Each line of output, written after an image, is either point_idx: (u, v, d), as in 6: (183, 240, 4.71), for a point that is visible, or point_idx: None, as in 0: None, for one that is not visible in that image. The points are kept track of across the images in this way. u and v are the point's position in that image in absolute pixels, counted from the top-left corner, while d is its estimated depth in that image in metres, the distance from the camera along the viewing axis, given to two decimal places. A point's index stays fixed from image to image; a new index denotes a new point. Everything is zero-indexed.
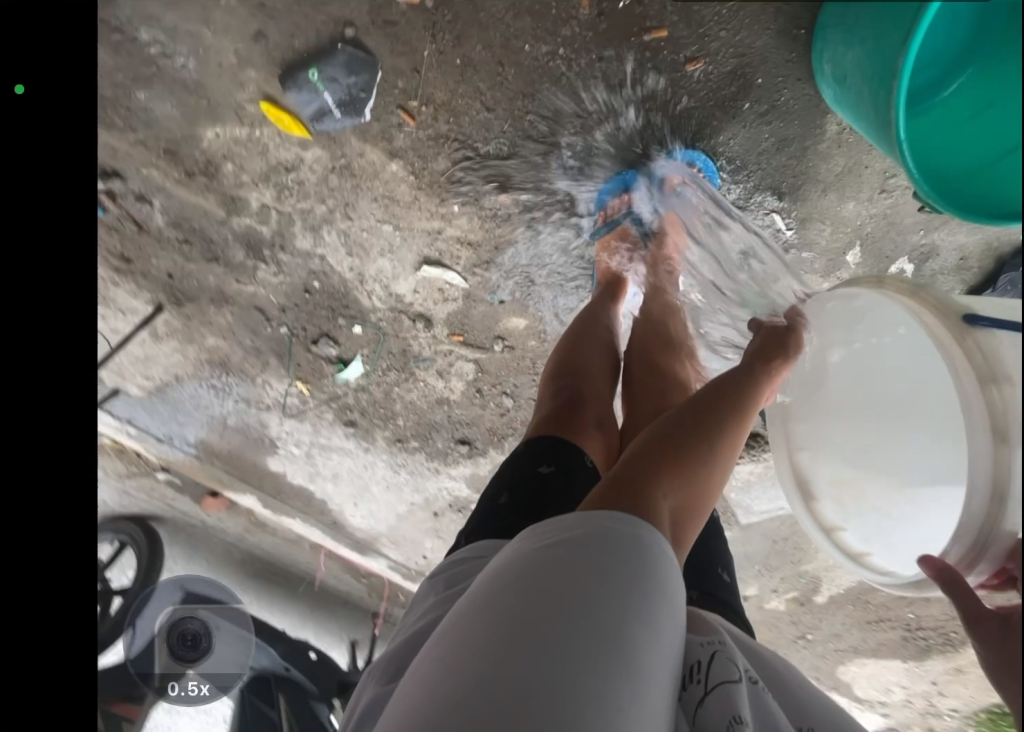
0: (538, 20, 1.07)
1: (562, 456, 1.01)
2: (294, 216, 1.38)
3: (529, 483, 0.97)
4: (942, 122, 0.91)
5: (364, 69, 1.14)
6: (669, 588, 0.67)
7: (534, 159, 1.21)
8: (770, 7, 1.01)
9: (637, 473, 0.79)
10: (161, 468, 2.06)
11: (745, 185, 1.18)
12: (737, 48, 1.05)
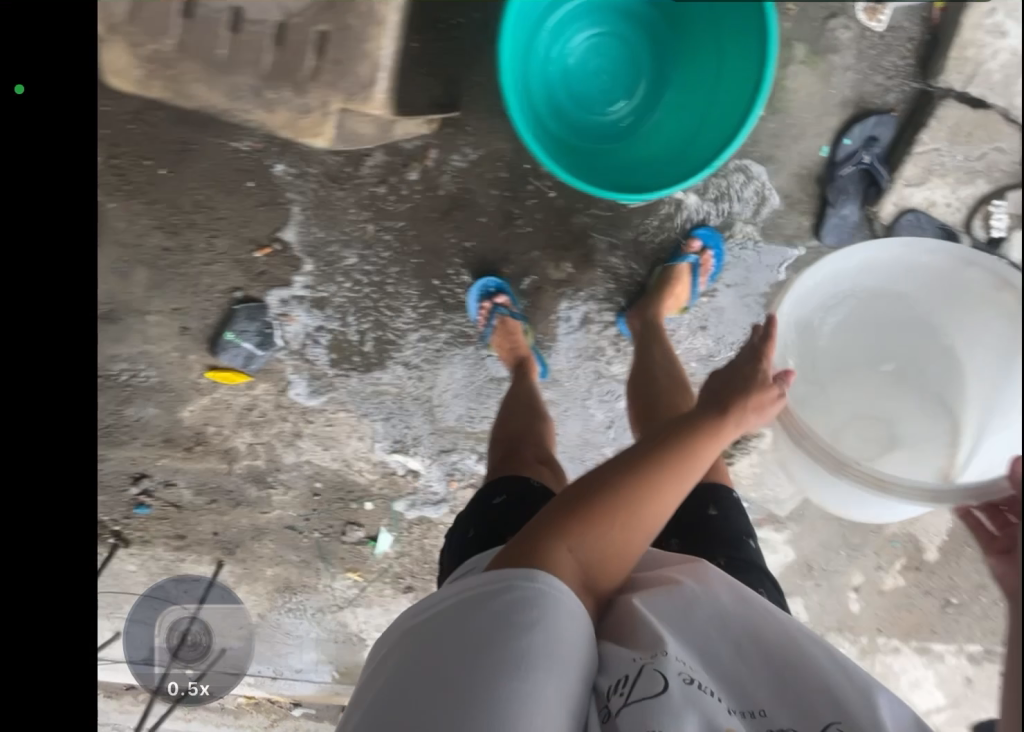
0: (352, 216, 1.32)
1: (515, 486, 1.07)
2: (274, 441, 1.63)
3: (485, 514, 1.02)
4: (674, 129, 1.12)
5: (260, 313, 1.43)
6: (556, 631, 0.73)
7: (412, 308, 1.42)
8: (501, 115, 1.26)
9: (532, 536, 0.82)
10: (295, 701, 2.06)
11: (576, 244, 1.32)
12: (498, 155, 1.28)
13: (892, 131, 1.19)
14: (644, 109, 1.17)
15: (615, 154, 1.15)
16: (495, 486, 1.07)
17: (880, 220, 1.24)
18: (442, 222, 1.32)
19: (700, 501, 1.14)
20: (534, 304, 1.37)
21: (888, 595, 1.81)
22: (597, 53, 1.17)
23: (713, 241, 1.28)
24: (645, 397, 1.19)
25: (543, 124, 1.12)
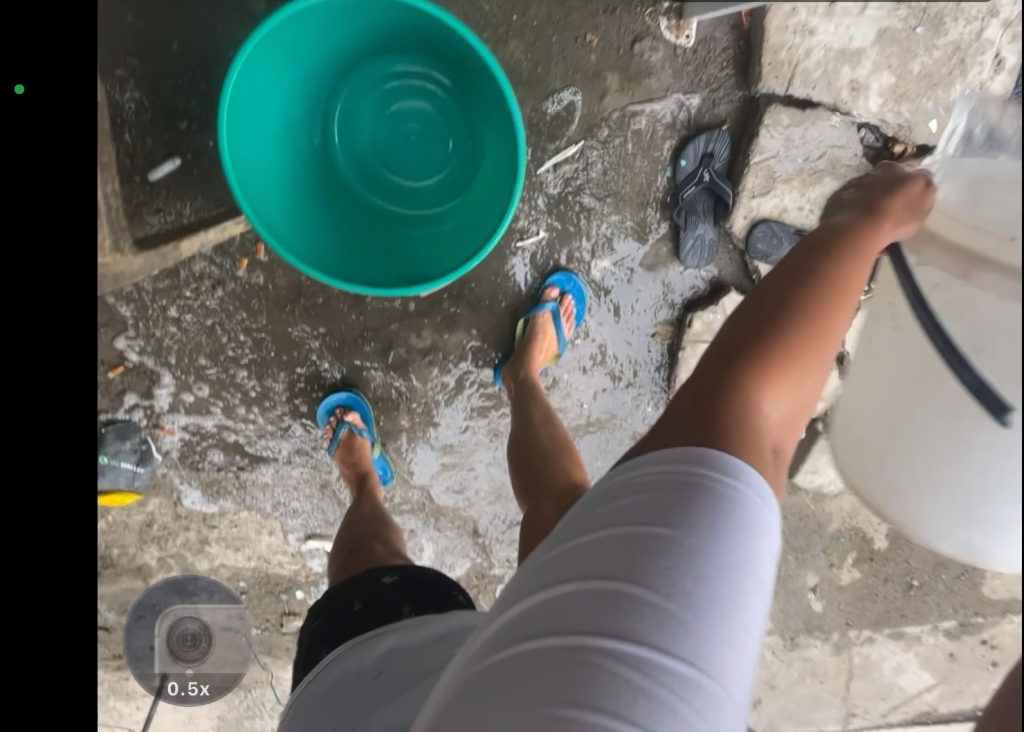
0: (198, 319, 1.27)
1: (411, 567, 0.88)
2: (183, 551, 1.57)
3: (370, 598, 0.82)
4: (488, 172, 1.05)
5: (129, 432, 1.37)
6: (760, 548, 0.57)
7: (285, 399, 1.35)
8: None
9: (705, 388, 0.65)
10: None
11: (432, 309, 1.27)
12: None
13: (727, 146, 1.15)
14: (454, 190, 1.12)
15: (408, 228, 1.10)
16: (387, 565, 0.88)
17: (735, 235, 1.20)
18: (291, 310, 1.26)
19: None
20: (403, 374, 1.31)
21: (848, 592, 1.74)
22: (412, 124, 1.12)
23: (569, 283, 1.23)
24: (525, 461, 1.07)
25: (328, 191, 1.09)
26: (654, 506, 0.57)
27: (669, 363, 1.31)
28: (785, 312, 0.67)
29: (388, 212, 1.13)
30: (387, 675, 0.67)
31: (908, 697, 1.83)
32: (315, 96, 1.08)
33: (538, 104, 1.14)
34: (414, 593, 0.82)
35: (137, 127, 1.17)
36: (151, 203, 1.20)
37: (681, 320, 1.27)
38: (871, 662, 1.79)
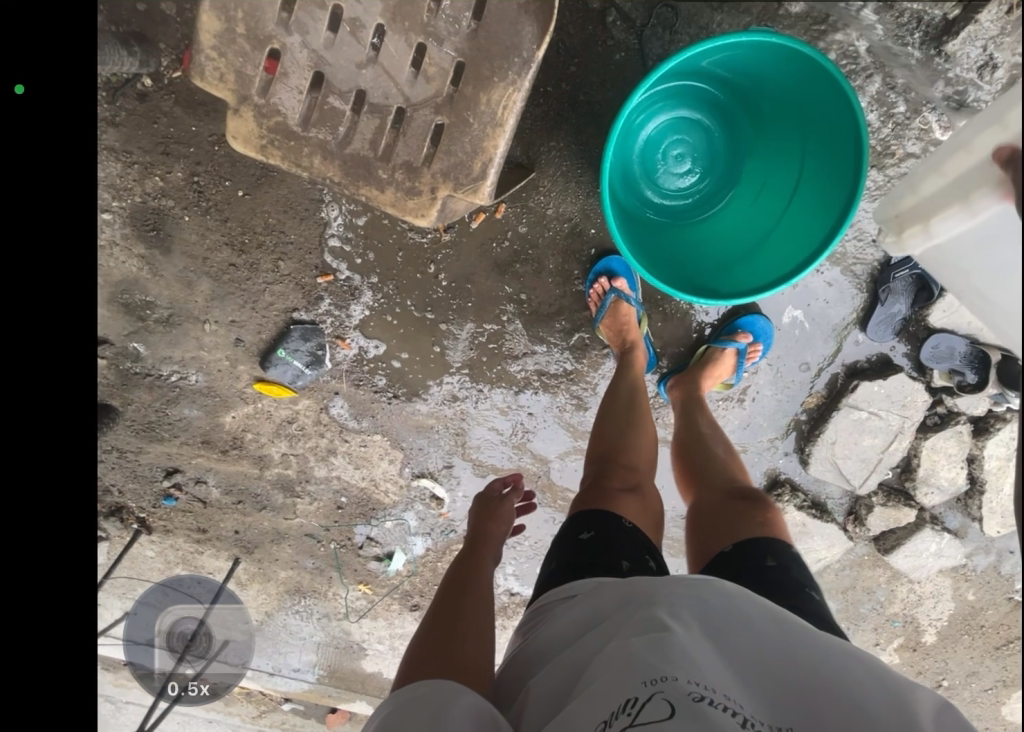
0: (415, 254, 1.38)
1: (602, 523, 1.00)
2: (307, 453, 1.68)
3: (572, 549, 0.97)
4: (753, 195, 1.19)
5: (312, 335, 1.48)
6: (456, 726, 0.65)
7: (459, 346, 1.46)
8: (575, 180, 1.30)
9: (449, 592, 0.99)
10: (288, 696, 2.06)
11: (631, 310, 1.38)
12: (566, 215, 1.32)
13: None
14: (702, 205, 1.25)
15: (663, 235, 1.22)
16: (584, 519, 1.01)
17: (925, 323, 1.30)
18: (504, 271, 1.36)
19: (755, 552, 0.95)
20: (577, 357, 1.43)
21: None
22: (677, 137, 1.23)
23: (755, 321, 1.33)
24: (693, 462, 1.20)
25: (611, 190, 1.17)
26: (388, 709, 0.72)
27: (815, 415, 1.41)
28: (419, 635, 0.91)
29: (641, 213, 1.23)
30: (542, 641, 0.81)
31: None
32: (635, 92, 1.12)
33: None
34: (612, 548, 0.95)
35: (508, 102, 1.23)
36: None
37: (844, 384, 1.37)
38: None
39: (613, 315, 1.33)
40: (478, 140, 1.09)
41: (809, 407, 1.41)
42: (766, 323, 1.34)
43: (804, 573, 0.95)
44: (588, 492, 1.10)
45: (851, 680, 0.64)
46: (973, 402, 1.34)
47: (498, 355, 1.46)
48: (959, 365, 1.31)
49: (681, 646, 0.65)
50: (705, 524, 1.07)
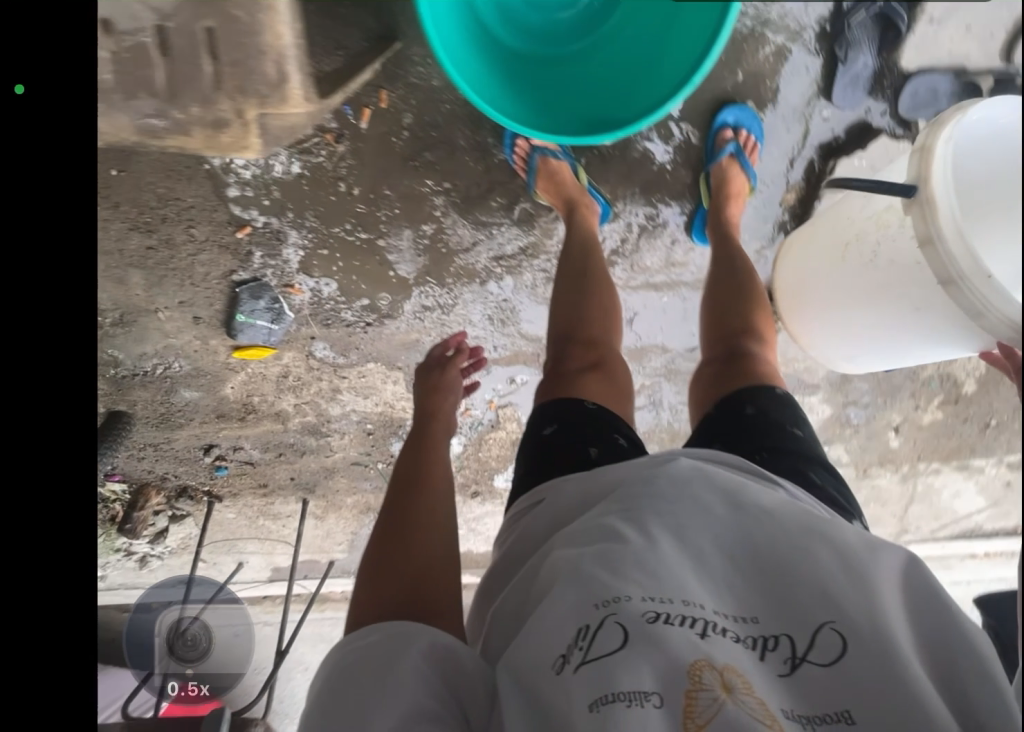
0: (319, 177, 1.26)
1: (565, 412, 1.01)
2: (315, 398, 1.69)
3: (539, 448, 0.99)
4: None
5: (262, 291, 1.43)
6: (407, 696, 0.71)
7: (407, 255, 1.37)
8: None
9: (402, 508, 1.02)
10: None
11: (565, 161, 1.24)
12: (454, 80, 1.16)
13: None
14: (597, 19, 0.97)
15: (552, 70, 0.96)
16: (549, 414, 1.02)
17: (898, 69, 1.11)
18: (413, 165, 1.23)
19: (735, 404, 0.97)
20: (528, 228, 1.33)
21: (928, 431, 1.82)
22: None
23: (740, 115, 1.16)
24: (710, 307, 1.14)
25: (471, 33, 0.94)
26: (346, 671, 0.76)
27: (799, 212, 1.27)
28: (376, 552, 0.96)
29: (522, 49, 0.97)
30: (518, 543, 0.88)
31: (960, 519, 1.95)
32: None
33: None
34: (580, 436, 0.97)
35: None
36: None
37: (821, 168, 1.21)
38: (934, 490, 1.88)
39: (547, 176, 1.19)
40: (260, 43, 1.03)
41: (790, 203, 1.27)
42: (738, 107, 1.16)
43: (791, 410, 0.96)
44: (553, 383, 1.10)
45: (803, 559, 0.72)
46: None
47: (447, 253, 1.37)
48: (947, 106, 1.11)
49: (634, 557, 0.73)
50: (699, 385, 1.09)
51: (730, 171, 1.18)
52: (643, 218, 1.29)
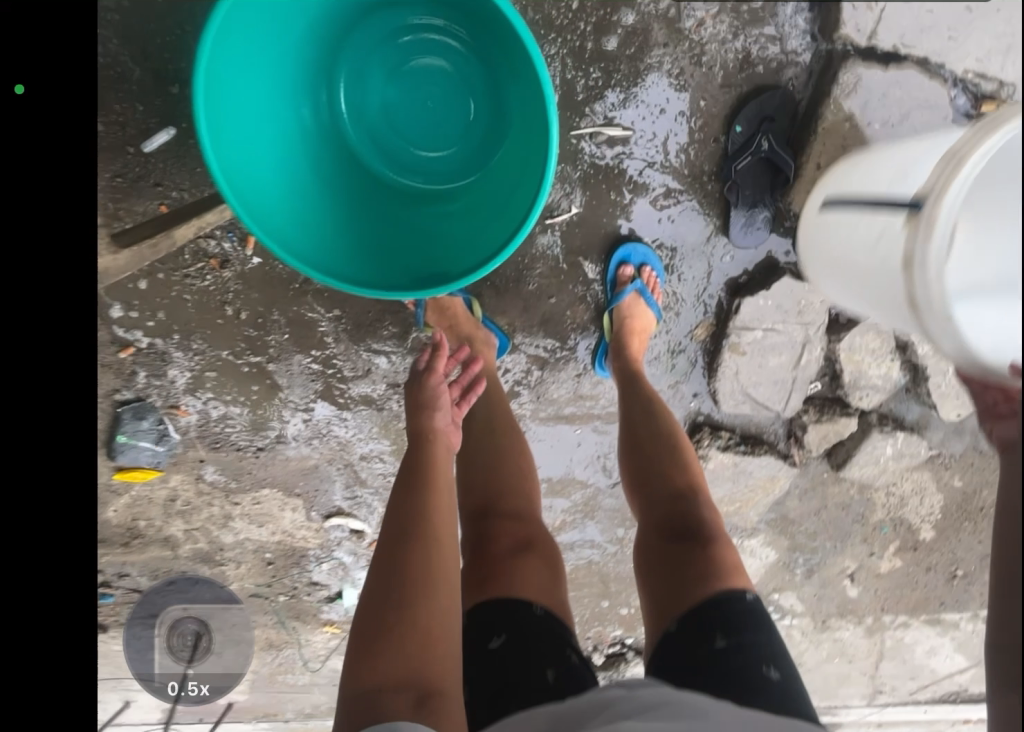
0: (204, 300, 1.20)
1: (511, 616, 0.82)
2: (207, 523, 1.52)
3: (484, 670, 0.79)
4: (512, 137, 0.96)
5: (144, 412, 1.33)
6: None
7: (298, 377, 1.27)
8: None
9: (402, 539, 0.84)
10: None
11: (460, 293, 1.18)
12: None
13: (788, 112, 1.03)
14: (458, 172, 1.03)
15: (401, 207, 1.01)
16: (492, 620, 0.82)
17: (792, 211, 1.07)
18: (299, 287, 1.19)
19: (700, 631, 0.75)
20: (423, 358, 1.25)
21: (888, 580, 1.60)
22: (430, 86, 1.02)
23: (638, 255, 1.10)
24: (641, 471, 0.94)
25: (328, 168, 0.99)
26: None
27: (710, 349, 1.19)
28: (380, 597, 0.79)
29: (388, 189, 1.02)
30: None
31: (937, 678, 1.70)
32: (319, 54, 0.97)
33: (570, 61, 1.02)
34: (532, 653, 0.79)
35: (122, 93, 1.08)
36: (148, 176, 1.11)
37: (727, 307, 1.15)
38: (902, 645, 1.65)
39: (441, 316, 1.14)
40: None
41: (700, 339, 1.18)
42: (644, 249, 1.10)
43: (770, 639, 0.76)
44: (478, 575, 0.89)
45: None
46: None
47: (341, 378, 1.27)
48: None
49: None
50: (646, 575, 0.84)
51: (632, 310, 1.11)
52: (542, 351, 1.20)
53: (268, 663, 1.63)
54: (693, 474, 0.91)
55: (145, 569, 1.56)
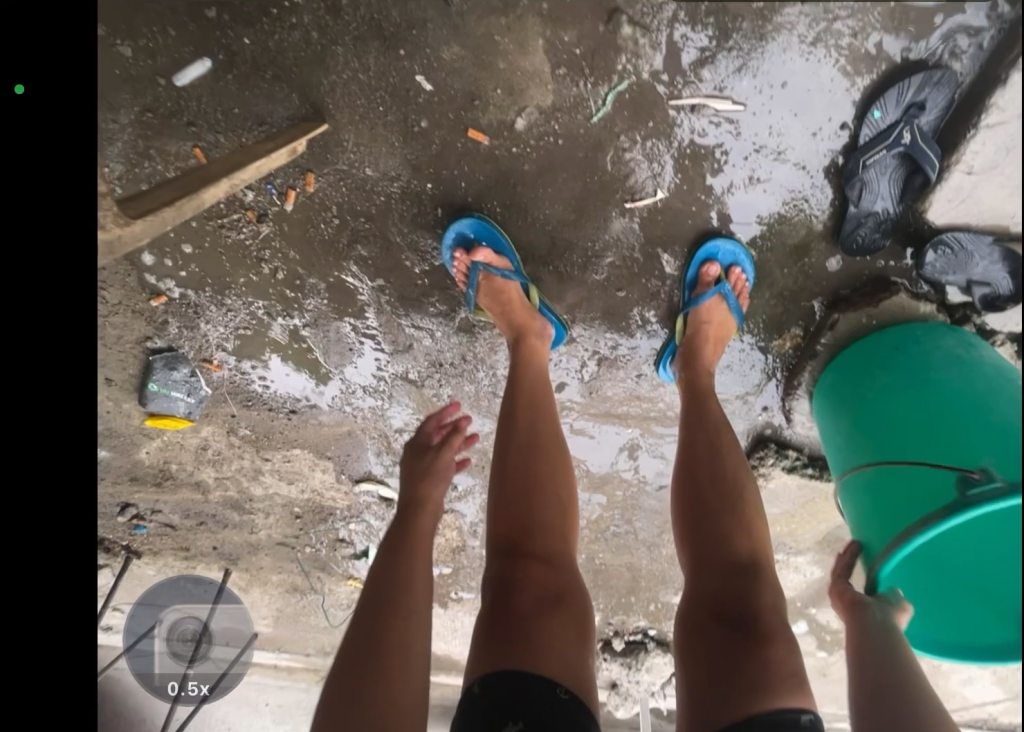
0: (241, 256, 1.10)
1: (504, 689, 0.66)
2: (238, 474, 1.46)
3: None
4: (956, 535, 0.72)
5: (179, 361, 1.27)
6: None
7: (333, 343, 1.18)
8: (378, 126, 0.92)
9: (509, 551, 0.77)
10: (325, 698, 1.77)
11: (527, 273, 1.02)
12: (386, 175, 0.95)
13: (948, 98, 0.80)
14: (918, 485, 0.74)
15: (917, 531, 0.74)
16: (500, 703, 0.65)
17: (924, 222, 0.88)
18: (333, 248, 1.05)
19: None
20: (471, 339, 1.14)
21: None
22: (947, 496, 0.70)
23: (726, 252, 0.93)
24: (693, 515, 0.79)
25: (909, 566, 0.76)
26: None
27: (791, 364, 1.04)
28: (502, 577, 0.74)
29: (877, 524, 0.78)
30: None
31: (970, 708, 1.45)
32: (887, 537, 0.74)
33: (684, 14, 0.82)
34: None
35: (154, 16, 0.88)
36: (180, 116, 0.92)
37: (822, 319, 0.97)
38: (942, 676, 1.41)
39: (494, 309, 0.99)
40: (134, 143, 0.93)
41: (781, 350, 1.03)
42: (734, 246, 0.93)
43: None
44: (498, 631, 0.71)
45: None
46: (1009, 320, 0.88)
47: (379, 346, 1.17)
48: (983, 270, 0.86)
49: None
50: (690, 667, 0.69)
51: (711, 315, 0.96)
52: (603, 350, 1.07)
53: (291, 605, 1.63)
54: (760, 540, 0.76)
55: (176, 509, 1.52)
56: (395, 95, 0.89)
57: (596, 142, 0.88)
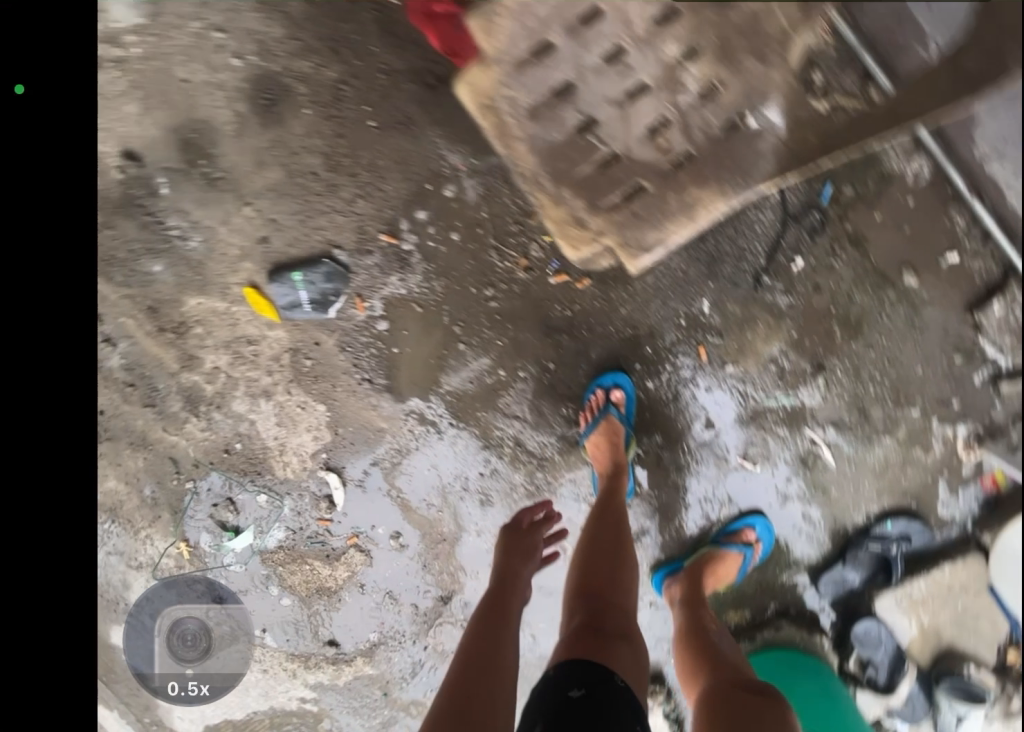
0: (483, 272, 1.36)
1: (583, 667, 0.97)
2: (239, 383, 1.51)
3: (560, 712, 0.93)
4: None
5: (339, 279, 1.40)
6: None
7: (464, 369, 1.42)
8: (658, 300, 1.32)
9: (596, 586, 1.11)
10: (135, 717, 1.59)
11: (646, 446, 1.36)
12: (632, 324, 1.33)
13: (925, 541, 1.32)
14: None
15: None
16: (574, 676, 0.96)
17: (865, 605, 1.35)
18: (550, 324, 1.35)
19: None
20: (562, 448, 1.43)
21: None
22: None
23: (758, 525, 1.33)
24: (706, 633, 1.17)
25: None
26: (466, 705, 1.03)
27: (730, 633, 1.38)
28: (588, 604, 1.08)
29: None
30: None
31: None
32: None
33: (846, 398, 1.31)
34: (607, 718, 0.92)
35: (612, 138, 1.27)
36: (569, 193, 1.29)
37: (770, 617, 1.37)
38: None
39: (603, 441, 1.31)
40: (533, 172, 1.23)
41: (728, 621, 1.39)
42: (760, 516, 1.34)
43: None
44: (582, 633, 1.03)
45: None
46: (873, 701, 1.34)
47: (492, 399, 1.43)
48: (879, 660, 1.34)
49: None
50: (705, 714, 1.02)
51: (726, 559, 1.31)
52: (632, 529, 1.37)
53: None
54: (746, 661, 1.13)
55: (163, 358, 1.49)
56: (683, 298, 1.31)
57: (754, 415, 1.32)
